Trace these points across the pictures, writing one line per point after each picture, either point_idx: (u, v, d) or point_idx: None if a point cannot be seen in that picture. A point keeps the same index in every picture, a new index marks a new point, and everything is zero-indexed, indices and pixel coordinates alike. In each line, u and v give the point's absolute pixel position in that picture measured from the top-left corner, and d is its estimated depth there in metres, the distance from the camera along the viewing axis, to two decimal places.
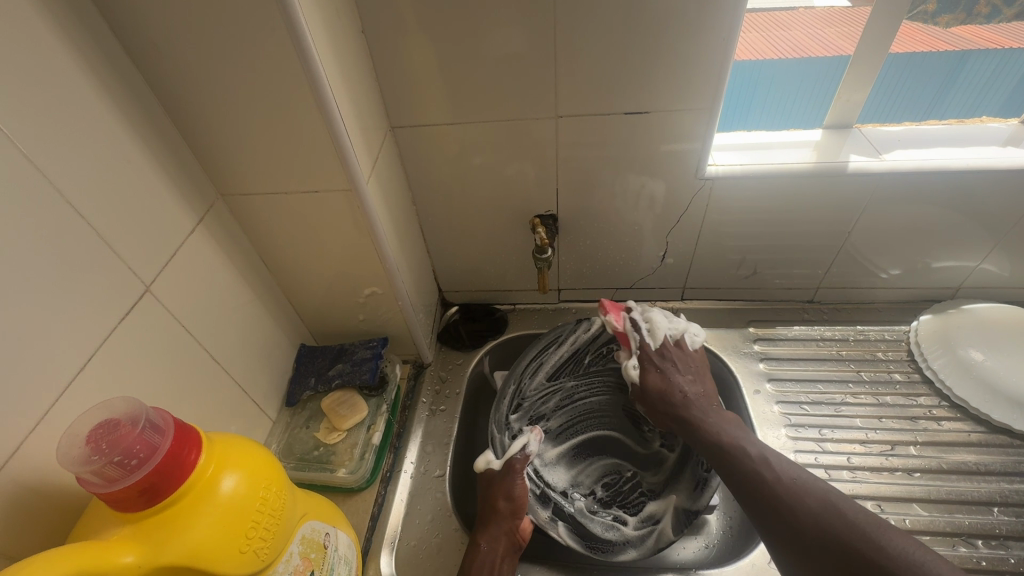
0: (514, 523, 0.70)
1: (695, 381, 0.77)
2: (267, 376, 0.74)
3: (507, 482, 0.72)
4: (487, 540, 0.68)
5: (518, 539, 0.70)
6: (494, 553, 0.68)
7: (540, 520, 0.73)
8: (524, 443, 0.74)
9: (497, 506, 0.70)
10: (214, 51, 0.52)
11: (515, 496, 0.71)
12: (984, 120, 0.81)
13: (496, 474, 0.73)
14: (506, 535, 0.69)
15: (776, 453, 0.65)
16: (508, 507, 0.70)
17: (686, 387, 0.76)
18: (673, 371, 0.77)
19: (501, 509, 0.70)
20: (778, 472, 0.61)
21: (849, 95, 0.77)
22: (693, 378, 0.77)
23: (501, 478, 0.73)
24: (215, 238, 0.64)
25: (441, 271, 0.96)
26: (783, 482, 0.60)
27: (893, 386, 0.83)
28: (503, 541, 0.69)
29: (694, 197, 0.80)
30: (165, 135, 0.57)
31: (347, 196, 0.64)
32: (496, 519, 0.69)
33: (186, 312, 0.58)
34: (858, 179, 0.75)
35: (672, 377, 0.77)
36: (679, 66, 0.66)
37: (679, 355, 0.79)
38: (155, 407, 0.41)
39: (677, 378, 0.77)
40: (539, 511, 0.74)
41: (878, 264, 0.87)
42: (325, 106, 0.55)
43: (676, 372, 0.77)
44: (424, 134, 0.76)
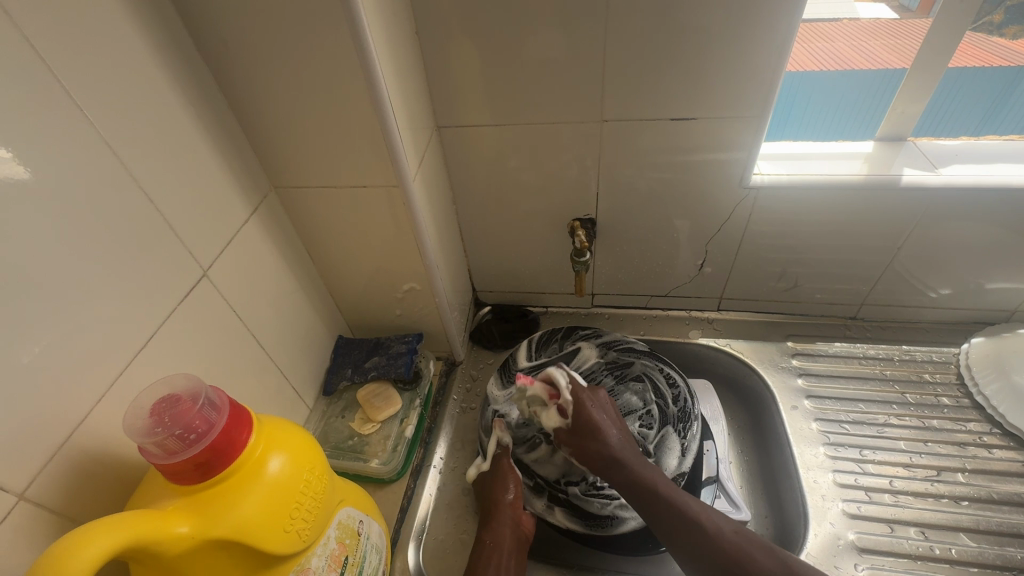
0: (517, 514, 0.70)
1: (623, 435, 0.68)
2: (307, 365, 0.76)
3: (500, 479, 0.72)
4: (489, 535, 0.68)
5: (522, 535, 0.70)
6: (500, 545, 0.68)
7: (536, 511, 0.72)
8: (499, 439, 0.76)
9: (497, 500, 0.71)
10: (279, 48, 0.54)
11: (508, 489, 0.71)
12: None
13: (485, 474, 0.74)
14: (510, 529, 0.69)
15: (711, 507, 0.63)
16: (507, 498, 0.71)
17: (619, 444, 0.67)
18: (598, 417, 0.68)
19: (499, 504, 0.70)
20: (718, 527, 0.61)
21: (904, 106, 0.75)
22: (621, 434, 0.68)
23: (493, 479, 0.73)
24: (266, 228, 0.66)
25: (476, 270, 0.97)
26: (727, 537, 0.60)
27: (940, 410, 0.80)
28: (508, 536, 0.68)
29: (736, 206, 0.79)
30: (227, 128, 0.59)
31: (393, 192, 0.66)
32: (498, 513, 0.69)
33: (237, 298, 0.61)
34: (911, 194, 0.72)
35: (601, 436, 0.67)
36: (728, 73, 0.65)
37: (602, 409, 0.70)
38: (214, 386, 0.43)
39: (598, 439, 0.67)
40: (536, 502, 0.73)
41: (927, 282, 0.83)
42: (379, 104, 0.57)
43: (596, 415, 0.68)
44: (469, 134, 0.77)
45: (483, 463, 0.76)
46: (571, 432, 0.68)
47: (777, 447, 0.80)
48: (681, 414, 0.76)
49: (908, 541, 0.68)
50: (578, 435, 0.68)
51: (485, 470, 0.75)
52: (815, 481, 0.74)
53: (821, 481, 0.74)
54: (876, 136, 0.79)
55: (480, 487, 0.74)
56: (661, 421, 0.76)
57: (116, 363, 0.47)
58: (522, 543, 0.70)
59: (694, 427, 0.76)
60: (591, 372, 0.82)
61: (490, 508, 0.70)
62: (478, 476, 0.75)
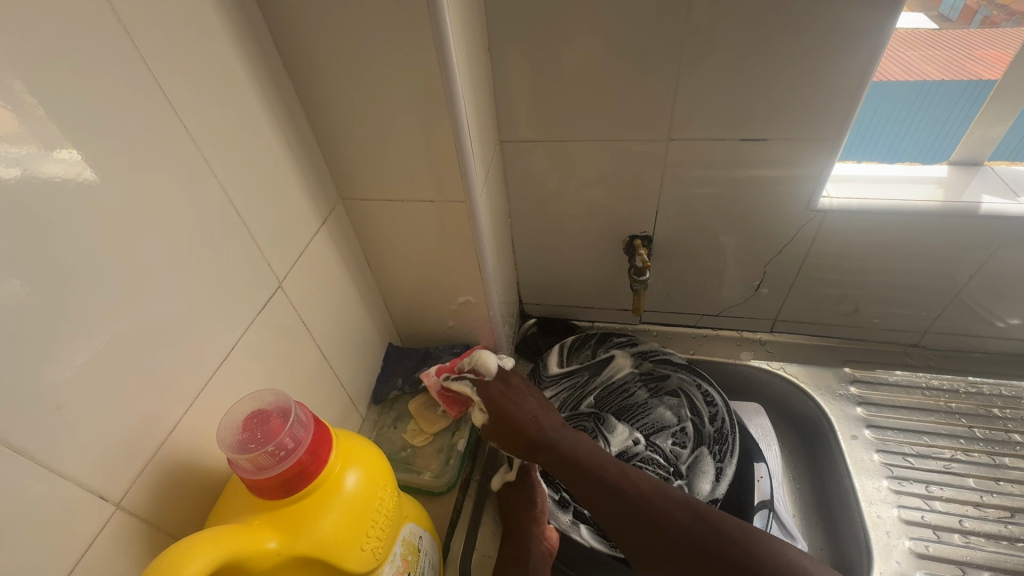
0: (542, 529, 0.70)
1: (546, 415, 0.67)
2: (362, 374, 0.76)
3: (525, 494, 0.72)
4: (513, 550, 0.68)
5: (546, 551, 0.69)
6: (523, 561, 0.67)
7: (562, 526, 0.72)
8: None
9: (522, 516, 0.70)
10: (361, 63, 0.54)
11: (534, 503, 0.71)
12: None
13: (511, 486, 0.74)
14: (535, 544, 0.69)
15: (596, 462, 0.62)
16: (534, 513, 0.71)
17: (542, 418, 0.67)
18: (517, 402, 0.67)
19: (524, 519, 0.70)
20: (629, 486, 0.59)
21: (984, 130, 0.72)
22: (541, 408, 0.68)
23: (518, 491, 0.73)
24: (333, 239, 0.67)
25: (524, 283, 0.97)
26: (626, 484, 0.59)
27: (1012, 447, 0.76)
28: (533, 552, 0.68)
29: (801, 228, 0.77)
30: (304, 140, 0.60)
31: (459, 207, 0.66)
32: (523, 529, 0.69)
33: (306, 308, 0.61)
34: (990, 222, 0.70)
35: (524, 409, 0.67)
36: (805, 95, 0.64)
37: (520, 388, 0.69)
38: (300, 403, 0.43)
39: (525, 408, 0.67)
40: (561, 516, 0.72)
41: (999, 312, 0.80)
42: (455, 120, 0.57)
43: (521, 398, 0.68)
44: (529, 149, 0.77)
45: (508, 472, 0.75)
46: (494, 424, 0.67)
47: (835, 477, 0.78)
48: (716, 434, 0.77)
49: None
50: (500, 424, 0.67)
51: (511, 482, 0.74)
52: (878, 516, 0.72)
53: (885, 516, 0.72)
54: (950, 160, 0.76)
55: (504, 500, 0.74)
56: (693, 442, 0.76)
57: (203, 373, 0.48)
58: (546, 560, 0.69)
59: (729, 448, 0.75)
60: (625, 383, 0.83)
61: (516, 523, 0.70)
62: (503, 487, 0.75)
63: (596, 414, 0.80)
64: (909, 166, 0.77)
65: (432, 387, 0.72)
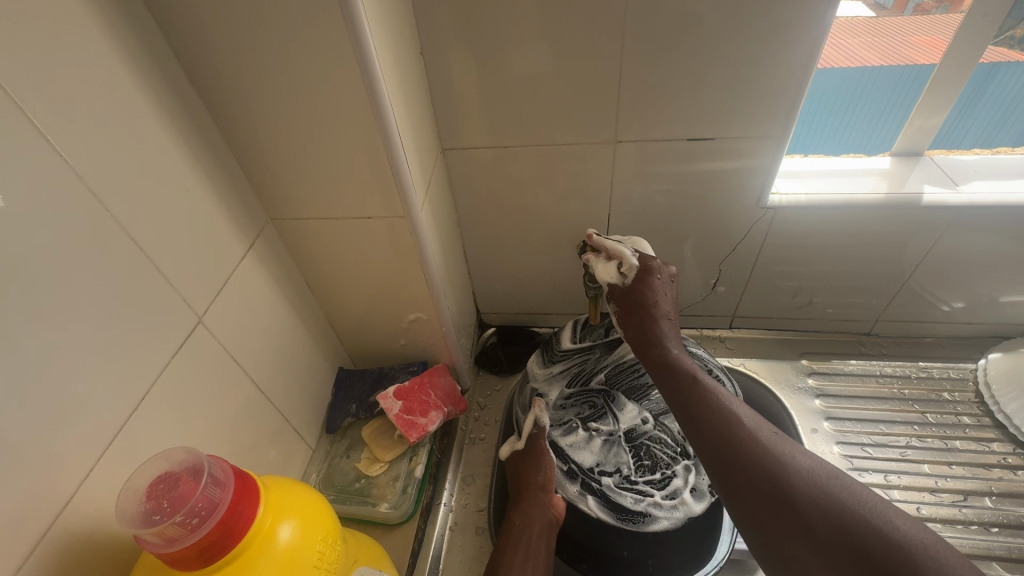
0: (548, 496, 0.69)
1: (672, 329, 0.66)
2: (308, 402, 0.72)
3: (534, 461, 0.72)
4: (521, 517, 0.67)
5: (554, 518, 0.68)
6: (530, 526, 0.67)
7: (570, 496, 0.71)
8: (536, 419, 0.75)
9: (528, 483, 0.71)
10: (277, 75, 0.50)
11: (540, 470, 0.71)
12: None
13: (519, 453, 0.75)
14: (541, 511, 0.68)
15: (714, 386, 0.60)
16: (539, 480, 0.70)
17: (662, 322, 0.66)
18: (655, 290, 0.66)
19: (530, 485, 0.70)
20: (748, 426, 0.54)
21: (923, 121, 0.73)
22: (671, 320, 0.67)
23: (526, 462, 0.73)
24: (264, 263, 0.62)
25: (481, 293, 0.94)
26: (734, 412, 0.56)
27: (962, 430, 0.78)
28: (540, 518, 0.68)
29: (753, 226, 0.76)
30: (221, 159, 0.55)
31: (400, 223, 0.62)
32: (529, 494, 0.69)
33: (234, 341, 0.57)
34: (932, 212, 0.71)
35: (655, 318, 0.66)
36: (746, 92, 0.63)
37: (671, 301, 0.68)
38: (215, 458, 0.39)
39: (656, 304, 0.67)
40: (568, 487, 0.72)
41: (941, 297, 0.82)
42: (386, 132, 0.53)
43: (654, 289, 0.66)
44: (474, 155, 0.74)
45: (518, 442, 0.76)
46: (625, 295, 0.68)
47: None
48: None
49: None
50: (629, 299, 0.67)
51: (519, 448, 0.75)
52: None
53: None
54: (892, 151, 0.78)
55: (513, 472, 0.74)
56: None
57: (107, 429, 0.42)
58: (553, 527, 0.68)
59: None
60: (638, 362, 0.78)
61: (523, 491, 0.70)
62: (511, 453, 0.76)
63: (606, 391, 0.77)
64: (854, 158, 0.77)
65: (389, 410, 0.72)
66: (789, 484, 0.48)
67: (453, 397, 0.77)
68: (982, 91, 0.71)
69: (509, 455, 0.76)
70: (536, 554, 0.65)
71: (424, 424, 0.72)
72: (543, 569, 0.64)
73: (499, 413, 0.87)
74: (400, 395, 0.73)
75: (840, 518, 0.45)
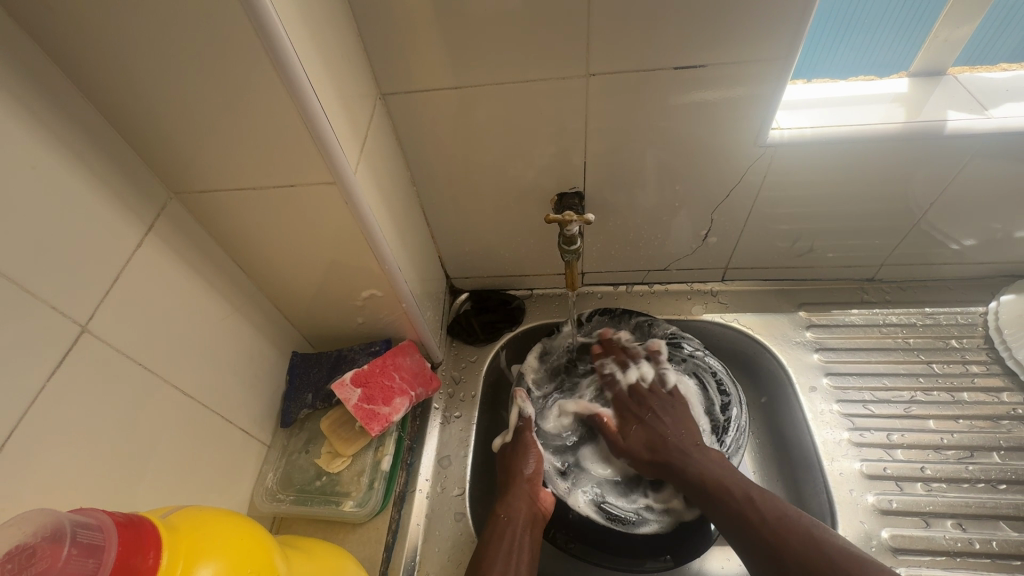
0: (535, 489, 0.67)
1: (677, 423, 0.70)
2: (253, 396, 0.65)
3: (521, 452, 0.70)
4: (505, 510, 0.64)
5: (541, 511, 0.66)
6: (514, 519, 0.64)
7: (559, 491, 0.70)
8: (519, 412, 0.75)
9: (515, 474, 0.68)
10: (126, 13, 0.39)
11: (528, 461, 0.69)
12: None
13: (508, 446, 0.73)
14: (526, 503, 0.65)
15: (726, 468, 0.64)
16: (527, 472, 0.68)
17: (675, 438, 0.68)
18: (663, 421, 0.70)
19: (518, 477, 0.68)
20: (765, 511, 0.58)
21: (949, 33, 0.61)
22: (677, 422, 0.70)
23: (515, 451, 0.71)
24: (168, 248, 0.53)
25: (448, 257, 0.84)
26: (770, 524, 0.57)
27: (970, 380, 0.73)
28: (524, 511, 0.65)
29: (750, 168, 0.66)
30: (86, 128, 0.45)
31: (330, 191, 0.52)
32: (515, 486, 0.67)
33: (132, 345, 0.49)
34: (956, 142, 0.61)
35: (650, 426, 0.70)
36: (737, 5, 0.52)
37: (666, 400, 0.73)
38: (94, 525, 0.33)
39: (659, 423, 0.70)
40: (558, 482, 0.71)
41: (952, 234, 0.73)
42: (287, 73, 0.42)
43: (661, 418, 0.70)
44: (417, 102, 0.63)
45: (507, 435, 0.75)
46: (637, 412, 0.72)
47: (796, 434, 0.74)
48: (725, 423, 0.73)
49: (944, 535, 0.63)
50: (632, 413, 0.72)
51: (508, 441, 0.74)
52: (840, 473, 0.68)
53: (847, 472, 0.68)
54: (910, 71, 0.67)
55: (501, 461, 0.72)
56: (703, 419, 0.74)
57: None
58: (539, 521, 0.65)
59: (734, 435, 0.72)
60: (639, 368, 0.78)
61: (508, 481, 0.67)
62: (501, 448, 0.74)
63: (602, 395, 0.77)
64: (865, 82, 0.67)
65: (348, 400, 0.65)
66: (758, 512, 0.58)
67: (422, 377, 0.71)
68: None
69: (499, 449, 0.74)
70: (520, 546, 0.61)
71: (388, 414, 0.66)
72: (525, 562, 0.61)
73: (482, 390, 0.81)
74: (358, 382, 0.66)
75: None
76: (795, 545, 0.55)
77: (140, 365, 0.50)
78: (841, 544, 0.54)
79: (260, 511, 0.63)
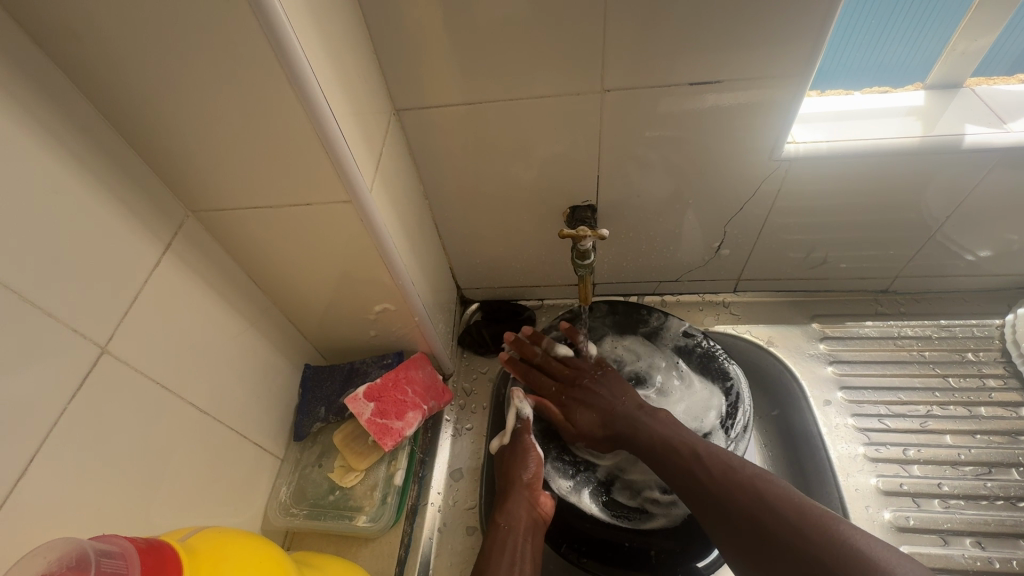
0: (535, 495, 0.65)
1: (616, 392, 0.71)
2: (267, 410, 0.65)
3: (519, 455, 0.68)
4: (504, 518, 0.63)
5: (540, 516, 0.64)
6: (515, 528, 0.62)
7: (562, 492, 0.69)
8: (517, 412, 0.71)
9: (513, 479, 0.66)
10: (150, 39, 0.39)
11: (527, 465, 0.67)
12: None
13: (507, 448, 0.70)
14: (526, 510, 0.64)
15: (665, 428, 0.65)
16: (526, 477, 0.66)
17: (619, 405, 0.69)
18: (602, 393, 0.71)
19: (516, 483, 0.65)
20: (710, 470, 0.59)
21: (966, 46, 0.61)
22: (615, 392, 0.71)
23: (513, 452, 0.69)
24: (185, 267, 0.53)
25: (459, 269, 0.85)
26: (719, 478, 0.58)
27: (987, 394, 0.72)
28: (525, 519, 0.63)
29: (764, 181, 0.66)
30: (108, 149, 0.45)
31: (345, 209, 0.52)
32: (514, 493, 0.65)
33: (151, 364, 0.49)
34: (974, 155, 0.61)
35: (590, 403, 0.70)
36: (753, 23, 0.52)
37: (599, 374, 0.73)
38: (116, 551, 0.33)
39: (599, 397, 0.70)
40: (561, 482, 0.70)
41: (968, 247, 0.73)
42: (306, 95, 0.43)
43: (599, 393, 0.71)
44: (431, 117, 0.63)
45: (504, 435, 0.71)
46: (575, 390, 0.72)
47: (810, 450, 0.73)
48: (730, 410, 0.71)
49: (963, 554, 0.63)
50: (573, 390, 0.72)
51: (507, 443, 0.70)
52: (856, 488, 0.68)
53: (864, 488, 0.67)
54: (926, 83, 0.66)
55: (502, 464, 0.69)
56: (708, 411, 0.72)
57: None
58: (538, 526, 0.64)
59: (740, 422, 0.70)
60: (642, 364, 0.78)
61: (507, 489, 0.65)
62: (500, 448, 0.71)
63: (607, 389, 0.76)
64: (880, 93, 0.66)
65: (360, 414, 0.65)
66: (707, 475, 0.59)
67: (434, 390, 0.71)
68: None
69: (497, 450, 0.71)
70: (522, 558, 0.60)
71: (400, 428, 0.66)
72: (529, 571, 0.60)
73: (493, 402, 0.81)
74: (371, 396, 0.66)
75: (812, 540, 0.50)
76: (745, 497, 0.56)
77: (158, 383, 0.50)
78: (786, 488, 0.56)
79: (273, 525, 0.63)
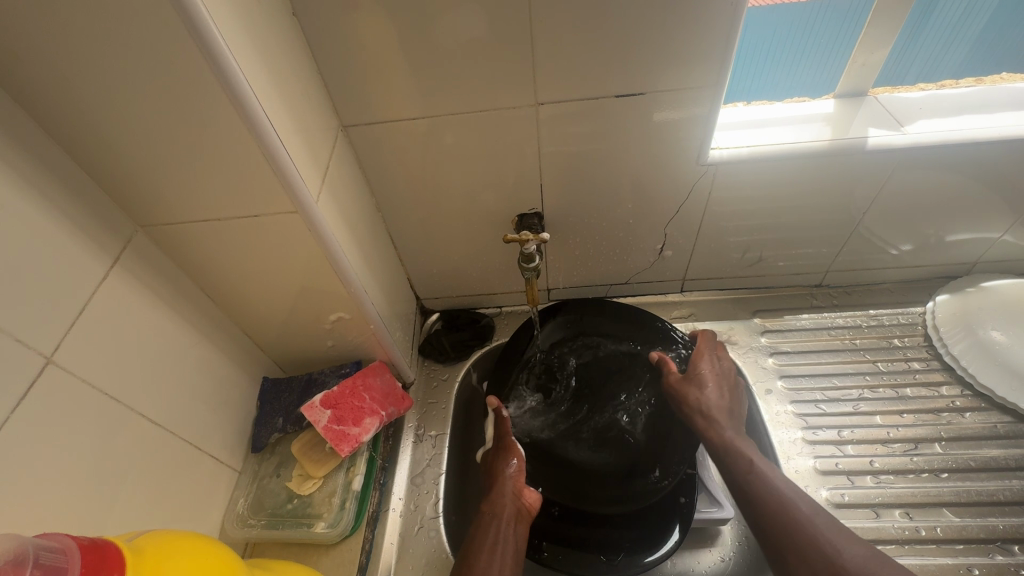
0: (519, 484, 0.68)
1: (722, 396, 0.70)
2: (223, 422, 0.65)
3: (502, 451, 0.71)
4: (489, 505, 0.66)
5: (525, 506, 0.67)
6: (500, 514, 0.65)
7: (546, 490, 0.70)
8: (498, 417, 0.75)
9: (497, 473, 0.69)
10: (93, 61, 0.42)
11: (509, 459, 0.69)
12: (988, 80, 0.72)
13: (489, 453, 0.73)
14: (511, 499, 0.66)
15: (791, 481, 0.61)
16: (511, 471, 0.68)
17: (716, 411, 0.69)
18: (704, 392, 0.70)
19: (500, 475, 0.68)
20: (813, 505, 0.58)
21: (865, 57, 0.68)
22: (721, 394, 0.70)
23: (496, 451, 0.72)
24: (135, 282, 0.54)
25: (417, 279, 0.87)
26: (805, 519, 0.57)
27: (912, 375, 0.78)
28: (508, 506, 0.66)
29: (695, 184, 0.71)
30: (54, 168, 0.47)
31: (294, 220, 0.54)
32: (499, 483, 0.68)
33: (102, 376, 0.50)
34: (879, 156, 0.67)
35: (704, 387, 0.70)
36: (669, 41, 0.57)
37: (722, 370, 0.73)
38: (50, 547, 0.35)
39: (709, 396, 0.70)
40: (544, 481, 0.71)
41: (888, 239, 0.78)
42: (249, 115, 0.45)
43: (705, 389, 0.70)
44: (378, 132, 0.66)
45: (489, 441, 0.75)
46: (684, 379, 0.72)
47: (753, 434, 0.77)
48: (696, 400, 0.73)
49: (894, 525, 0.67)
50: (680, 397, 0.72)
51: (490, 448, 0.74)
52: (796, 470, 0.72)
53: (803, 470, 0.71)
54: (836, 92, 0.73)
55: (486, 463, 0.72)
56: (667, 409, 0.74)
57: None
58: (523, 516, 0.66)
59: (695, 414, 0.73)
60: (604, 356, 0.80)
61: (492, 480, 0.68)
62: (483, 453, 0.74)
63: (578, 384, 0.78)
64: (798, 102, 0.72)
65: (317, 422, 0.67)
66: (787, 517, 0.57)
67: (393, 397, 0.72)
68: (928, 18, 0.66)
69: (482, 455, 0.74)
70: (504, 539, 0.62)
71: (357, 434, 0.68)
72: (512, 554, 0.61)
73: (454, 408, 0.83)
74: (328, 404, 0.68)
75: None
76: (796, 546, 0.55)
77: (108, 396, 0.51)
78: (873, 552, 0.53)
79: (231, 537, 0.64)
